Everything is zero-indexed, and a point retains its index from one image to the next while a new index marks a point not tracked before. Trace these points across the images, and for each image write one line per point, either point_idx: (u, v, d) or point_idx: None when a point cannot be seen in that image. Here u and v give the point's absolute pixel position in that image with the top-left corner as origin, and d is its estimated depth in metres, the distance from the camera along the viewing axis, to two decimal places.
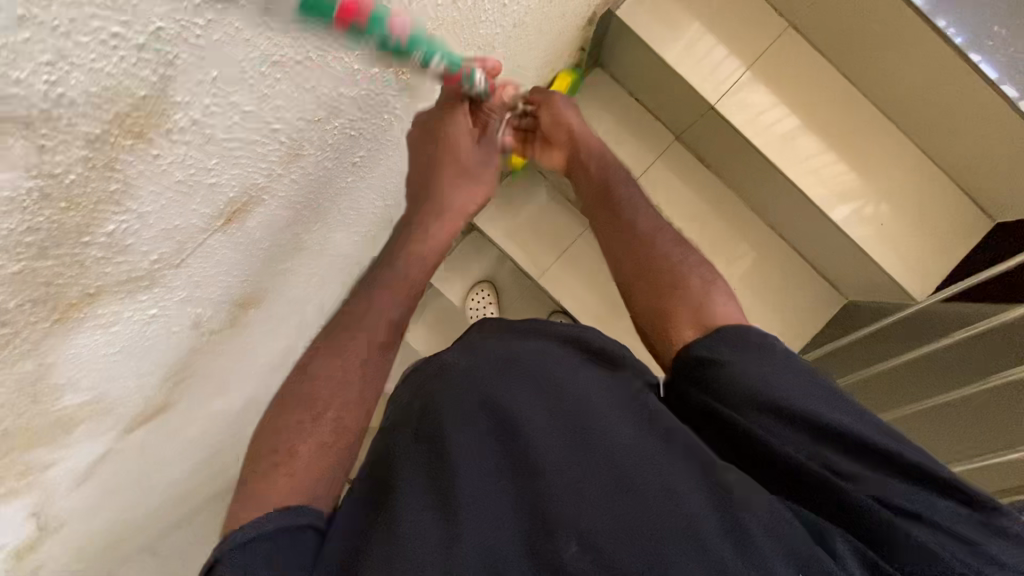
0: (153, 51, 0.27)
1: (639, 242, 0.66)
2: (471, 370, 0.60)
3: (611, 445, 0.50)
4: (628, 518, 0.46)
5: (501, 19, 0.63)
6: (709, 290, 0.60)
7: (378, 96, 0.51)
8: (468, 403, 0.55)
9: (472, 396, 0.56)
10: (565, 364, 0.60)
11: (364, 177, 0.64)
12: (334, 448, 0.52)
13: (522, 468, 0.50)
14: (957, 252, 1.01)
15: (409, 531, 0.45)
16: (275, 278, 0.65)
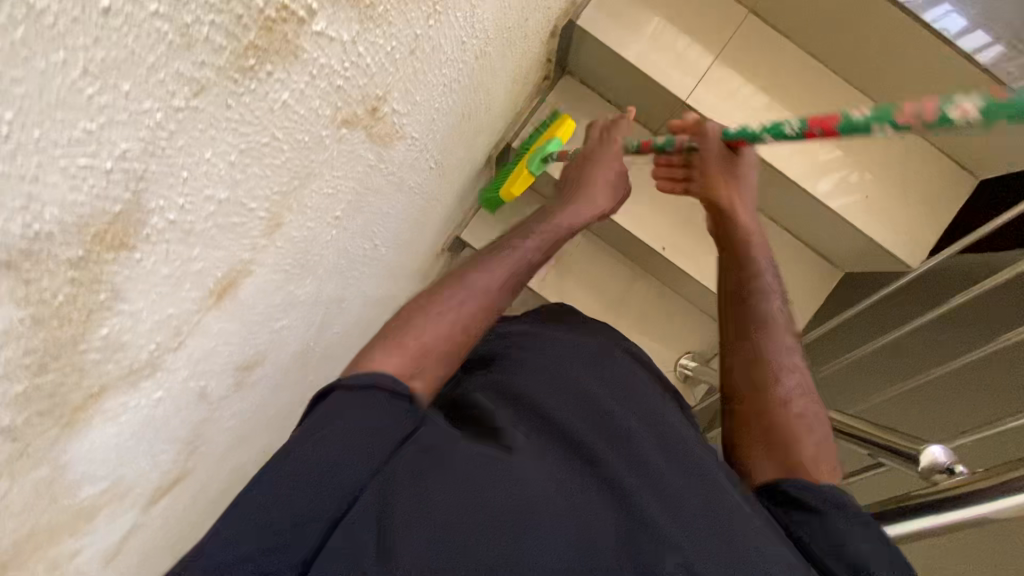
0: (121, 171, 0.28)
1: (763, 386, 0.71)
2: (554, 376, 0.67)
3: (685, 467, 0.59)
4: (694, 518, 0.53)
5: (465, 55, 0.63)
6: (811, 424, 0.67)
7: (350, 153, 0.52)
8: (556, 417, 0.62)
9: (571, 404, 0.64)
10: (643, 387, 0.70)
11: (348, 226, 0.65)
12: (452, 343, 0.61)
13: (607, 478, 0.56)
14: (948, 214, 1.01)
15: (461, 505, 0.50)
16: (274, 336, 0.66)
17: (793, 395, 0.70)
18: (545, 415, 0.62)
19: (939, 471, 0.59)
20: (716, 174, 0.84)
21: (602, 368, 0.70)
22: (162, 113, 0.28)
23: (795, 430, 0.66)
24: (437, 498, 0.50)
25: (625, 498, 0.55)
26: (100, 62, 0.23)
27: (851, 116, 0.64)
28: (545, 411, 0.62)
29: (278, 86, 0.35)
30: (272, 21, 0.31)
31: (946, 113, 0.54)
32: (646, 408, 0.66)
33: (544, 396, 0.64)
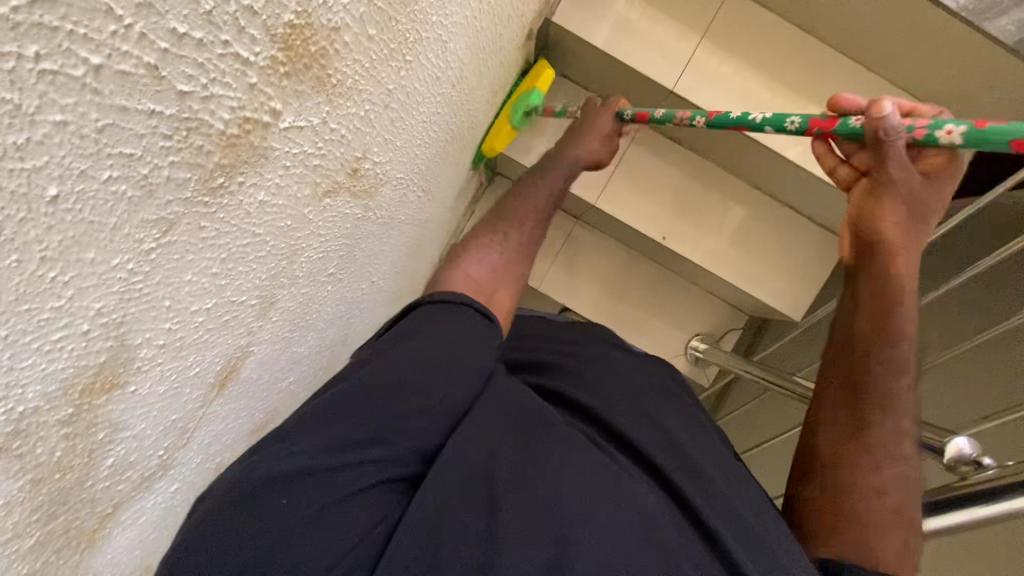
0: (100, 326, 0.26)
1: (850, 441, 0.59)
2: (610, 373, 0.68)
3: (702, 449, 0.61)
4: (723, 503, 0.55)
5: (442, 88, 0.60)
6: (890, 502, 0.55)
7: (335, 217, 0.50)
8: (625, 420, 0.61)
9: (635, 402, 0.64)
10: (668, 379, 0.71)
11: (343, 276, 0.63)
12: (506, 276, 0.68)
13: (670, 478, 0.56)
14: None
15: (557, 485, 0.49)
16: (282, 394, 0.65)
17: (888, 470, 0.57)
18: (627, 411, 0.63)
19: (969, 463, 0.58)
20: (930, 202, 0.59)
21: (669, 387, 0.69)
22: (134, 260, 0.26)
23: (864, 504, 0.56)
24: (548, 479, 0.50)
25: (692, 485, 0.56)
26: (56, 245, 0.21)
27: (853, 122, 0.56)
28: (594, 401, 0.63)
29: (253, 189, 0.33)
30: (237, 135, 0.29)
31: (934, 135, 0.50)
32: (692, 413, 0.67)
33: (613, 396, 0.64)
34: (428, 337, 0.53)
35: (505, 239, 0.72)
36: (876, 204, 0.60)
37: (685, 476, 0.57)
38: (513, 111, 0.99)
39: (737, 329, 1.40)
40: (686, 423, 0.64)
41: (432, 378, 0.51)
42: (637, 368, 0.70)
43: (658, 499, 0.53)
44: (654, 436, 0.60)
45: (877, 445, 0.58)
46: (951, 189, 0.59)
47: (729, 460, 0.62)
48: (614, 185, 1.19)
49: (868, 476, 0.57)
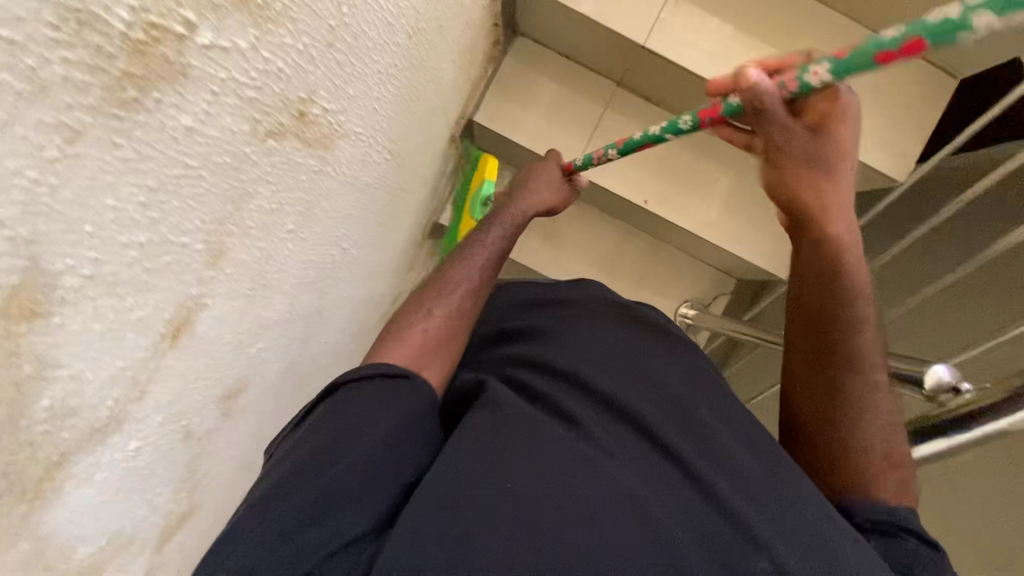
0: (5, 241, 0.25)
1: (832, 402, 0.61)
2: (583, 335, 0.68)
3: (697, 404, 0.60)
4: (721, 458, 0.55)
5: (395, 36, 0.59)
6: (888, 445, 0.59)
7: (286, 163, 0.49)
8: (600, 383, 0.61)
9: (609, 362, 0.64)
10: (651, 335, 0.69)
11: (306, 236, 0.61)
12: (441, 346, 0.67)
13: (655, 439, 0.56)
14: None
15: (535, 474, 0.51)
16: (253, 360, 0.64)
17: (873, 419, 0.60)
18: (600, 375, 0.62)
19: (948, 390, 0.57)
20: (845, 160, 0.57)
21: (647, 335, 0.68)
22: (34, 170, 0.25)
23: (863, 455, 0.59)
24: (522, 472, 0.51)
25: (680, 444, 0.56)
26: None
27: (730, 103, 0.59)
28: (564, 363, 0.64)
29: (175, 111, 0.32)
30: (145, 43, 0.28)
31: (804, 80, 0.49)
32: (685, 366, 0.65)
33: (586, 361, 0.64)
34: (363, 399, 0.55)
35: (437, 306, 0.70)
36: (774, 170, 0.58)
37: (667, 434, 0.56)
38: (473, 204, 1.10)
39: (727, 293, 1.38)
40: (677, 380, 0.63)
41: (370, 418, 0.53)
42: (617, 328, 0.69)
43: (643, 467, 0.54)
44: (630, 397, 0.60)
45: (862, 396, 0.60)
46: (854, 128, 0.56)
47: (738, 418, 0.60)
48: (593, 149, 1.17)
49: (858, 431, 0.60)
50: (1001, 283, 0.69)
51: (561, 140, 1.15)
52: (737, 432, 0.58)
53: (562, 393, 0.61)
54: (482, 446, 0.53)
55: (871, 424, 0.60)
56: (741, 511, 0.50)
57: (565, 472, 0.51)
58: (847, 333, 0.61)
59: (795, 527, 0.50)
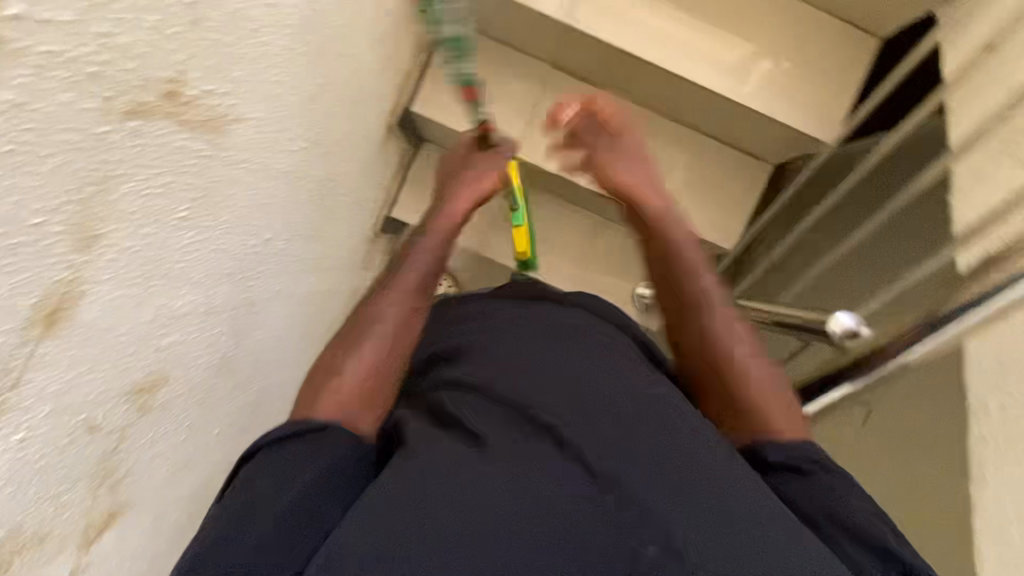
0: None
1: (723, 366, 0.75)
2: (518, 338, 0.74)
3: (621, 399, 0.65)
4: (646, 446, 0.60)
5: (289, 19, 0.60)
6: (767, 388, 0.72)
7: (162, 146, 0.48)
8: (532, 392, 0.65)
9: (538, 364, 0.69)
10: (577, 337, 0.74)
11: (208, 225, 0.60)
12: (369, 387, 0.69)
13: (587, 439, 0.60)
14: (853, 85, 1.04)
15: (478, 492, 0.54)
16: (166, 353, 0.64)
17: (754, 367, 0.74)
18: (532, 382, 0.66)
19: (848, 337, 0.58)
20: (641, 185, 0.91)
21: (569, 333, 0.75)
22: None
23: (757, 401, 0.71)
24: (463, 490, 0.54)
25: (608, 441, 0.59)
26: None
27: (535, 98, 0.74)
28: (476, 375, 0.69)
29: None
30: None
31: None
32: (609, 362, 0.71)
33: (519, 365, 0.69)
34: (299, 445, 0.59)
35: (360, 349, 0.72)
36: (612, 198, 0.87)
37: (597, 431, 0.60)
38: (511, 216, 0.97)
39: None
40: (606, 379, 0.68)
41: (312, 456, 0.58)
42: (554, 331, 0.75)
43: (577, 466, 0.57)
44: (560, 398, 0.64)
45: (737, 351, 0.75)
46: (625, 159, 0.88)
47: (660, 408, 0.65)
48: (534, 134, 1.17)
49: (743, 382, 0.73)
50: (917, 224, 0.69)
51: (501, 127, 1.16)
52: (661, 424, 0.63)
53: (498, 401, 0.65)
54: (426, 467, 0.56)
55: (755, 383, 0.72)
56: (660, 508, 0.54)
57: (476, 474, 0.55)
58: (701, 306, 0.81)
59: (714, 524, 0.53)
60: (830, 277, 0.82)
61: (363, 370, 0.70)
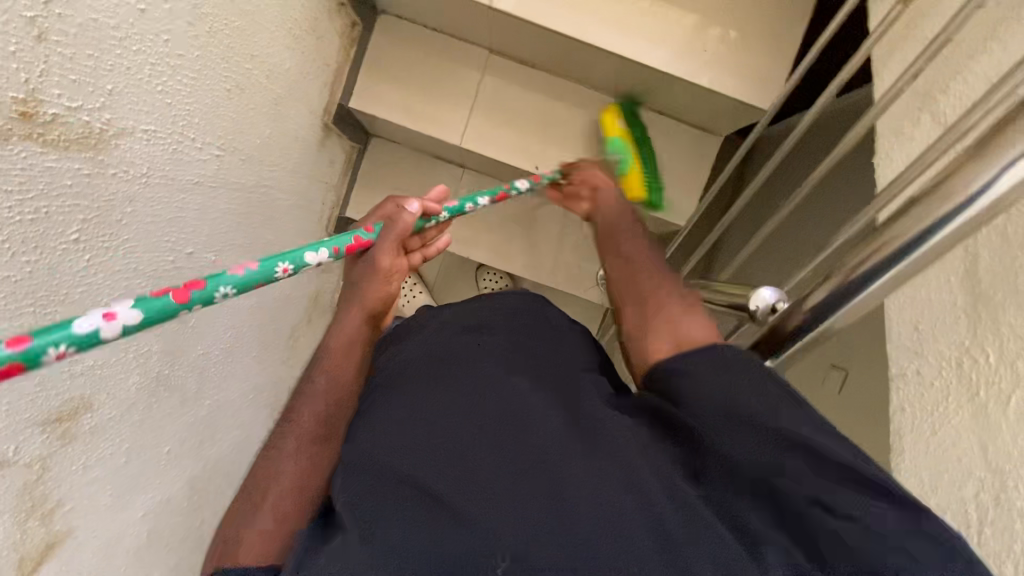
0: None
1: (631, 281, 0.65)
2: (437, 346, 0.65)
3: (540, 429, 0.53)
4: (561, 497, 0.49)
5: (170, 23, 0.58)
6: (669, 298, 0.61)
7: (28, 168, 0.46)
8: (449, 417, 0.56)
9: (457, 375, 0.59)
10: (498, 349, 0.62)
11: (105, 245, 0.58)
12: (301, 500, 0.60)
13: (501, 479, 0.51)
14: (792, 48, 1.01)
15: (403, 537, 0.50)
16: (84, 380, 0.62)
17: (661, 283, 0.63)
18: (445, 403, 0.57)
19: (767, 314, 0.55)
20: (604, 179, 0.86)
21: (488, 342, 0.63)
22: None
23: (656, 310, 0.59)
24: (385, 534, 0.50)
25: (520, 488, 0.50)
26: None
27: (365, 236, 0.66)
28: (391, 389, 0.61)
29: None
30: None
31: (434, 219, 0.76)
32: (534, 384, 0.58)
33: (436, 376, 0.60)
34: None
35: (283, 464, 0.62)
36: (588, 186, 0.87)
37: (511, 473, 0.51)
38: (619, 165, 0.99)
39: None
40: (525, 403, 0.55)
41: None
42: (474, 339, 0.64)
43: (488, 517, 0.49)
44: (482, 426, 0.55)
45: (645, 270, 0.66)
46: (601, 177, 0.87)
47: (584, 444, 0.52)
48: (476, 122, 1.14)
49: (646, 297, 0.62)
50: (839, 197, 0.68)
51: (442, 117, 1.13)
52: (584, 464, 0.50)
53: (413, 413, 0.57)
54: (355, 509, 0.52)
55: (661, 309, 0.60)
56: (516, 516, 0.48)
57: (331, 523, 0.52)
58: (619, 241, 0.72)
59: (575, 519, 0.47)
60: (766, 253, 0.82)
61: (292, 483, 0.61)
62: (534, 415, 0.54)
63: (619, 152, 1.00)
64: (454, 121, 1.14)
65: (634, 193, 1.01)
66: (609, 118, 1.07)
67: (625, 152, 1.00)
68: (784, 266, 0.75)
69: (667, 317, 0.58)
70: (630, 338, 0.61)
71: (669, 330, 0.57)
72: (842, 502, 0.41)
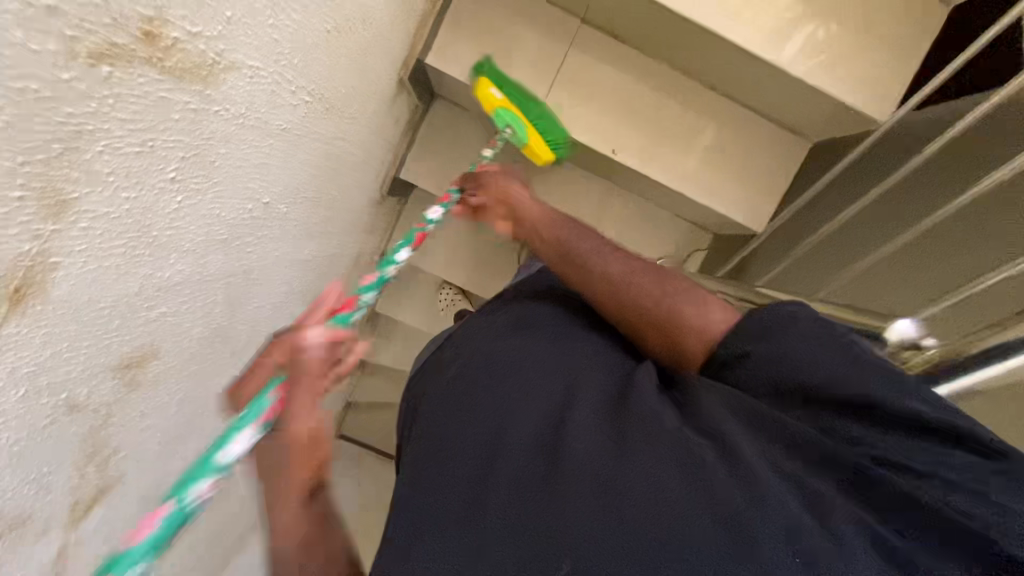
0: None
1: (617, 285, 0.76)
2: (519, 346, 0.71)
3: (605, 437, 0.58)
4: (627, 496, 0.51)
5: None
6: (669, 296, 0.73)
7: (142, 95, 0.41)
8: (520, 413, 0.62)
9: (532, 373, 0.67)
10: (564, 357, 0.69)
11: (199, 187, 0.54)
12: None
13: (565, 466, 0.55)
14: (909, 59, 0.95)
15: (467, 505, 0.55)
16: (156, 327, 0.58)
17: (641, 280, 0.75)
18: (513, 399, 0.64)
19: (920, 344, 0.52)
20: (513, 197, 0.92)
21: (561, 351, 0.70)
22: None
23: (672, 312, 0.71)
24: (454, 496, 0.56)
25: (585, 477, 0.53)
26: None
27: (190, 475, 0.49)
28: (472, 375, 0.68)
29: None
30: None
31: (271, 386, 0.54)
32: (596, 397, 0.64)
33: (518, 373, 0.67)
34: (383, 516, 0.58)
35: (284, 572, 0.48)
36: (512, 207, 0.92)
37: (571, 464, 0.55)
38: (515, 138, 1.01)
39: (702, 250, 1.31)
40: (586, 412, 0.61)
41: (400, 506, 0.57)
42: (545, 348, 0.71)
43: (551, 499, 0.52)
44: (549, 425, 0.60)
45: (616, 268, 0.77)
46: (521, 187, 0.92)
47: (652, 448, 0.55)
48: (556, 96, 1.08)
49: (640, 297, 0.74)
50: (990, 229, 0.65)
51: (520, 86, 1.07)
52: (649, 465, 0.53)
53: (488, 401, 0.64)
54: (439, 471, 0.59)
55: (669, 308, 0.71)
56: (577, 506, 0.51)
57: (420, 491, 0.58)
58: (569, 244, 0.82)
59: (634, 506, 0.50)
60: (892, 266, 0.80)
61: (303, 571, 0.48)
62: (596, 426, 0.59)
63: (508, 124, 0.99)
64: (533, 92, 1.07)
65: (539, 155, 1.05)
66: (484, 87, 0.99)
67: (519, 124, 1.00)
68: (918, 289, 0.73)
69: (685, 319, 0.69)
70: (660, 348, 0.71)
71: (698, 329, 0.68)
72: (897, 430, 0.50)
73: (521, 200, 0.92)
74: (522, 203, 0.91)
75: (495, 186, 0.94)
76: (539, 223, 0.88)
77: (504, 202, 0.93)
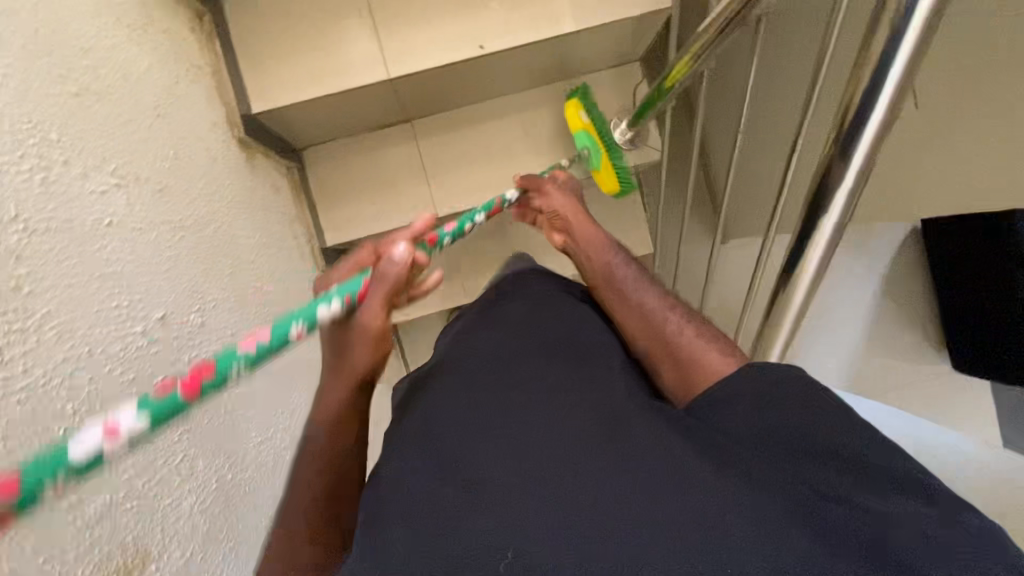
0: None
1: (642, 314, 0.70)
2: (482, 371, 0.64)
3: (574, 450, 0.52)
4: (585, 513, 0.46)
5: None
6: (693, 333, 0.66)
7: None
8: (491, 431, 0.56)
9: (499, 390, 0.61)
10: (539, 370, 0.63)
11: (19, 326, 0.39)
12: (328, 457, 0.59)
13: (519, 474, 0.50)
14: None
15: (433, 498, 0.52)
16: (106, 524, 0.42)
17: (662, 314, 0.69)
18: (482, 413, 0.59)
19: None
20: (566, 210, 0.88)
21: (535, 357, 0.65)
22: None
23: (690, 347, 0.64)
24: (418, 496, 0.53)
25: (537, 491, 0.49)
26: None
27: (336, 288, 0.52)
28: (444, 395, 0.63)
29: None
30: None
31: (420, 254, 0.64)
32: (561, 406, 0.57)
33: (491, 393, 0.61)
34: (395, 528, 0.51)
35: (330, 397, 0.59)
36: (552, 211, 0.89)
37: (525, 480, 0.50)
38: (589, 161, 1.09)
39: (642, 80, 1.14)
40: (552, 427, 0.55)
41: (387, 520, 0.52)
42: (518, 360, 0.65)
43: (502, 501, 0.49)
44: (506, 434, 0.55)
45: (650, 299, 0.72)
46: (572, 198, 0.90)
47: (612, 467, 0.49)
48: (394, 45, 0.94)
49: (658, 329, 0.68)
50: None
51: (354, 65, 0.93)
52: (602, 489, 0.47)
53: (458, 418, 0.59)
54: (421, 474, 0.55)
55: (689, 345, 0.64)
56: (476, 515, 0.48)
57: (394, 506, 0.53)
58: (604, 266, 0.79)
59: (582, 523, 0.45)
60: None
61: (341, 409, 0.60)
62: (558, 438, 0.53)
63: (586, 147, 1.06)
64: (370, 59, 0.93)
65: (606, 183, 1.09)
66: (573, 111, 1.07)
67: (594, 148, 1.07)
68: None
69: (700, 355, 0.63)
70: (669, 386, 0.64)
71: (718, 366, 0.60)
72: (861, 484, 0.44)
73: (568, 207, 0.88)
74: (568, 215, 0.87)
75: (553, 195, 0.90)
76: (585, 240, 0.84)
77: (554, 209, 0.89)
